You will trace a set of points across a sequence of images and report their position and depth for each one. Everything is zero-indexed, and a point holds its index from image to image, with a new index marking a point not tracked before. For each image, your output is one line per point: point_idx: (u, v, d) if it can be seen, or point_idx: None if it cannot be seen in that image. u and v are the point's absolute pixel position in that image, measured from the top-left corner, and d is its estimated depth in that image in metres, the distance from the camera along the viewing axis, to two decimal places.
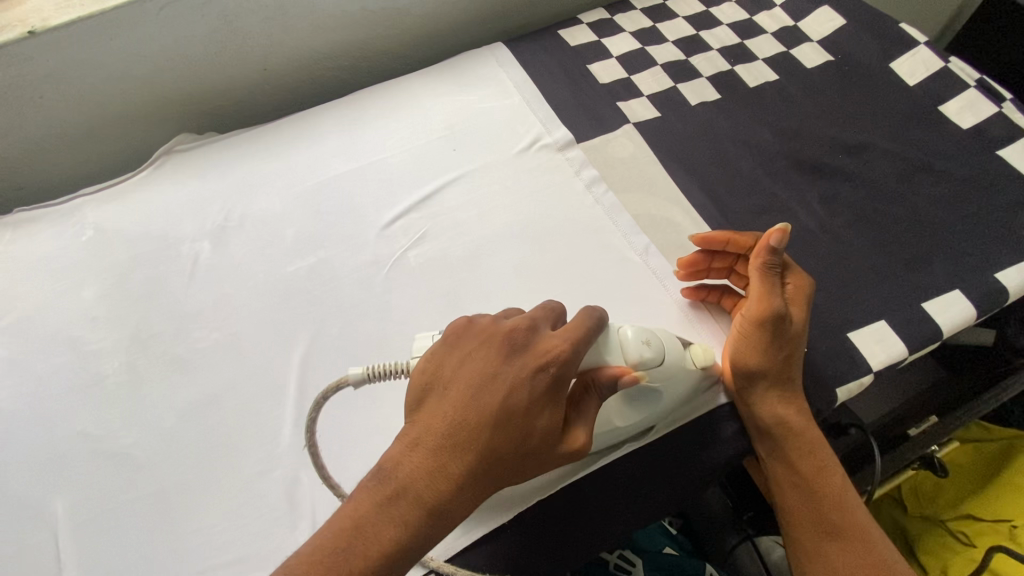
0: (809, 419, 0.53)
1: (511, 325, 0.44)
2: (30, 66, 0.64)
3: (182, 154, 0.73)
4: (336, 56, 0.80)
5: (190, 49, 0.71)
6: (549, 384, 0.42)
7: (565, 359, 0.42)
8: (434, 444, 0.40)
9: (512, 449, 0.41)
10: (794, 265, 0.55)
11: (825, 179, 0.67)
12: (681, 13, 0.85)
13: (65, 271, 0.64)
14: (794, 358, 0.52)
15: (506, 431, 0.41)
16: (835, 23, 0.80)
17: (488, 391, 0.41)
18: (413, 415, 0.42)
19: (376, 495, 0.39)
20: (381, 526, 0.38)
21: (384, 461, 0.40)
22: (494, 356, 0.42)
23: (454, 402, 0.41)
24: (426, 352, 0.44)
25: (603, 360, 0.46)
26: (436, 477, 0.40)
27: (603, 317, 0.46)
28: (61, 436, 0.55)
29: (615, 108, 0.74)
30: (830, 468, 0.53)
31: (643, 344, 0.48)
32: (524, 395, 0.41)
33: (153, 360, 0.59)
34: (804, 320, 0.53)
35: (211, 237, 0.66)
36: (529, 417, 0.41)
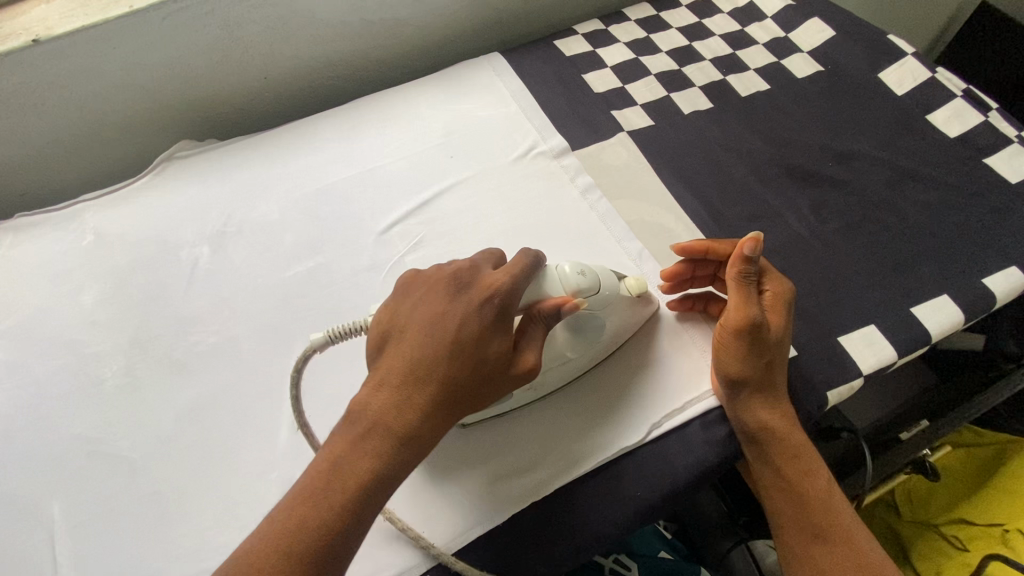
0: (795, 421, 0.54)
1: (453, 268, 0.48)
2: (34, 74, 0.65)
3: (183, 160, 0.74)
4: (336, 65, 0.81)
5: (192, 58, 0.72)
6: (494, 312, 0.46)
7: (504, 288, 0.47)
8: (398, 381, 0.43)
9: (471, 376, 0.44)
10: (771, 271, 0.56)
11: (816, 187, 0.68)
12: (674, 24, 0.86)
13: (66, 276, 0.65)
14: (774, 364, 0.53)
15: (462, 359, 0.44)
16: (825, 35, 0.82)
17: (439, 325, 0.45)
18: (375, 361, 0.45)
19: (348, 434, 0.42)
20: (355, 460, 0.41)
21: (354, 404, 0.43)
22: (441, 295, 0.46)
23: (411, 342, 0.45)
24: (381, 307, 0.48)
25: (545, 294, 0.50)
26: (403, 409, 0.42)
27: (541, 258, 0.51)
28: (59, 438, 0.55)
29: (610, 117, 0.76)
30: (818, 471, 0.54)
31: (579, 275, 0.51)
32: (473, 326, 0.45)
33: (152, 363, 0.59)
34: (784, 327, 0.53)
35: (211, 242, 0.67)
36: (481, 344, 0.45)
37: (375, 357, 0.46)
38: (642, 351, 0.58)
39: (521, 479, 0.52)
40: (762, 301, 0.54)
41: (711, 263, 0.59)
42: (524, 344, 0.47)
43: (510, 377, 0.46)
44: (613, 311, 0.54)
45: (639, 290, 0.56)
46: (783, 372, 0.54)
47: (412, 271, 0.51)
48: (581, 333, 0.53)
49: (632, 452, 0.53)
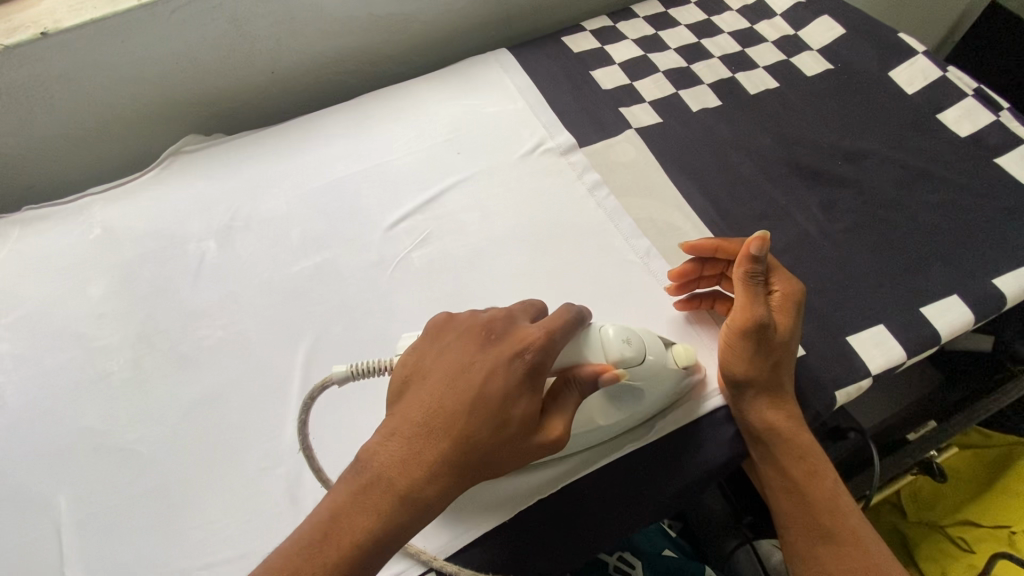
0: (801, 421, 0.53)
1: (488, 317, 0.47)
2: (42, 67, 0.65)
3: (190, 154, 0.74)
4: (344, 60, 0.81)
5: (199, 51, 0.72)
6: (522, 370, 0.44)
7: (539, 345, 0.45)
8: (410, 433, 0.42)
9: (485, 438, 0.42)
10: (782, 271, 0.55)
11: (825, 185, 0.68)
12: (683, 20, 0.86)
13: (74, 269, 0.65)
14: (782, 365, 0.52)
15: (479, 421, 0.42)
16: (835, 32, 0.81)
17: (462, 379, 0.44)
18: (392, 406, 0.45)
19: (352, 485, 0.42)
20: (354, 515, 0.41)
21: (363, 451, 0.43)
22: (470, 346, 0.45)
23: (429, 393, 0.44)
24: (410, 347, 0.48)
25: (584, 357, 0.48)
26: (411, 466, 0.41)
27: (589, 319, 0.49)
28: (67, 431, 0.55)
29: (618, 114, 0.75)
30: (824, 470, 0.53)
31: (624, 343, 0.49)
32: (497, 384, 0.43)
33: (159, 357, 0.59)
34: (792, 329, 0.53)
35: (218, 236, 0.67)
36: (502, 405, 0.43)
37: (393, 400, 0.45)
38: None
39: (523, 486, 0.51)
40: (771, 303, 0.54)
41: (721, 262, 0.59)
42: (551, 407, 0.46)
43: (530, 439, 0.44)
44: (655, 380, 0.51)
45: (685, 361, 0.52)
46: (790, 377, 0.54)
47: (446, 312, 0.50)
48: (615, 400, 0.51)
49: (639, 449, 0.53)
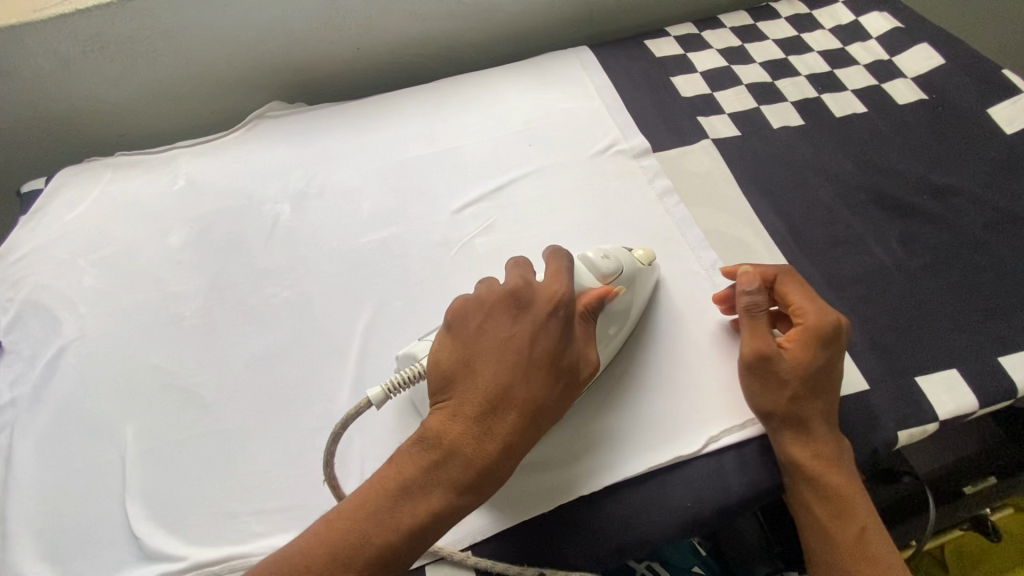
0: (835, 458, 0.51)
1: (512, 287, 0.49)
2: (150, 22, 0.70)
3: (274, 120, 0.77)
4: (427, 43, 0.83)
5: (295, 23, 0.74)
6: (560, 328, 0.47)
7: (567, 301, 0.48)
8: (474, 410, 0.45)
9: (548, 395, 0.46)
10: (804, 298, 0.53)
11: (908, 218, 0.65)
12: (772, 35, 0.84)
13: (157, 215, 0.69)
14: (805, 398, 0.51)
15: (537, 381, 0.46)
16: (933, 62, 0.77)
17: (513, 350, 0.46)
18: (438, 393, 0.46)
19: (422, 463, 0.44)
20: (433, 490, 0.43)
21: (426, 431, 0.45)
22: (506, 319, 0.48)
23: (482, 369, 0.46)
24: (439, 337, 0.48)
25: (583, 284, 0.52)
26: (482, 439, 0.44)
27: (566, 250, 0.53)
28: (137, 367, 0.58)
29: (695, 123, 0.74)
30: (856, 512, 0.50)
31: (603, 258, 0.54)
32: (543, 345, 0.47)
33: (228, 309, 0.62)
34: (813, 360, 0.51)
35: (293, 201, 0.69)
36: (555, 363, 0.47)
37: (438, 387, 0.46)
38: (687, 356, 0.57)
39: (555, 485, 0.51)
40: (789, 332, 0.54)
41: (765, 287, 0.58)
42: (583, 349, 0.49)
43: (577, 387, 0.48)
44: (634, 287, 0.56)
45: (649, 260, 0.58)
46: (828, 409, 0.52)
47: (462, 294, 0.51)
48: (611, 311, 0.54)
49: (686, 463, 0.52)
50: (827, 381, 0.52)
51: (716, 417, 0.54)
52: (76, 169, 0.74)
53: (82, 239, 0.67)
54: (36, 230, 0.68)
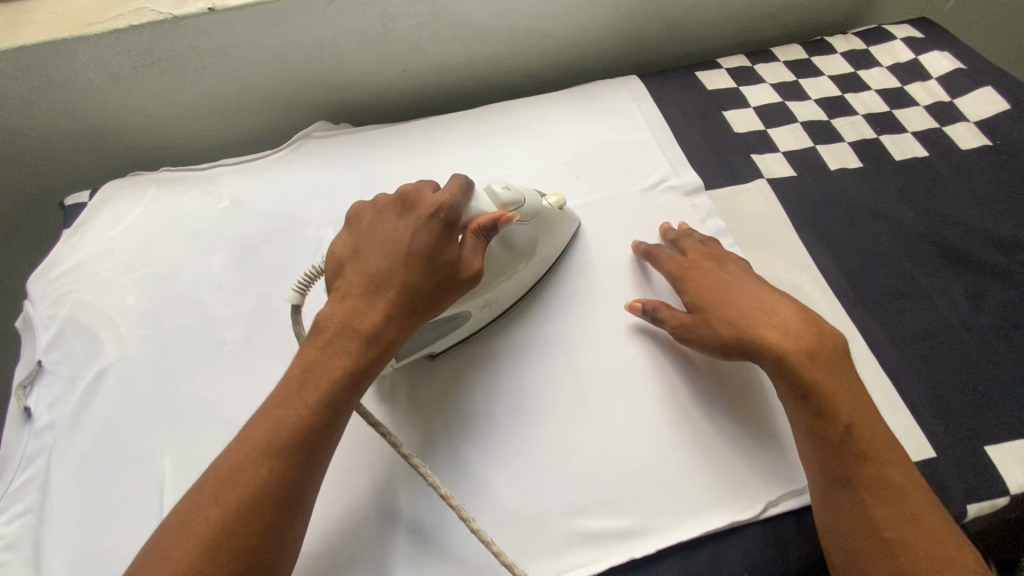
0: (814, 348, 0.51)
1: (399, 192, 0.54)
2: (201, 40, 0.69)
3: (318, 141, 0.77)
4: (473, 68, 0.82)
5: (345, 42, 0.73)
6: (440, 224, 0.51)
7: (447, 202, 0.52)
8: (360, 292, 0.49)
9: (427, 281, 0.50)
10: (668, 256, 0.61)
11: (974, 272, 0.62)
12: (828, 71, 0.82)
13: (200, 235, 0.68)
14: (726, 312, 0.55)
15: (416, 270, 0.50)
16: (999, 106, 0.74)
17: (394, 244, 0.51)
18: (334, 284, 0.51)
19: (319, 344, 0.48)
20: (326, 364, 0.47)
21: (319, 318, 0.49)
22: (391, 218, 0.53)
23: (367, 259, 0.50)
24: (336, 237, 0.53)
25: (476, 211, 0.54)
26: (367, 315, 0.48)
27: (469, 177, 0.55)
28: (178, 394, 0.57)
29: (749, 161, 0.72)
30: (839, 406, 0.49)
31: (505, 190, 0.56)
32: (421, 239, 0.51)
33: (269, 337, 0.60)
34: (706, 283, 0.57)
35: (337, 226, 0.68)
36: (433, 255, 0.50)
37: (332, 280, 0.51)
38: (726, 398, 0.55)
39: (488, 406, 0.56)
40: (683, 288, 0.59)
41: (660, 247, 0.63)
42: (464, 247, 0.52)
43: (463, 281, 0.51)
44: (541, 231, 0.60)
45: (559, 204, 0.62)
46: (756, 310, 0.54)
47: (360, 203, 0.56)
48: (516, 246, 0.57)
49: (745, 526, 0.50)
50: (734, 296, 0.56)
51: (722, 398, 0.55)
52: (120, 183, 0.73)
53: (123, 257, 0.66)
54: (79, 245, 0.68)
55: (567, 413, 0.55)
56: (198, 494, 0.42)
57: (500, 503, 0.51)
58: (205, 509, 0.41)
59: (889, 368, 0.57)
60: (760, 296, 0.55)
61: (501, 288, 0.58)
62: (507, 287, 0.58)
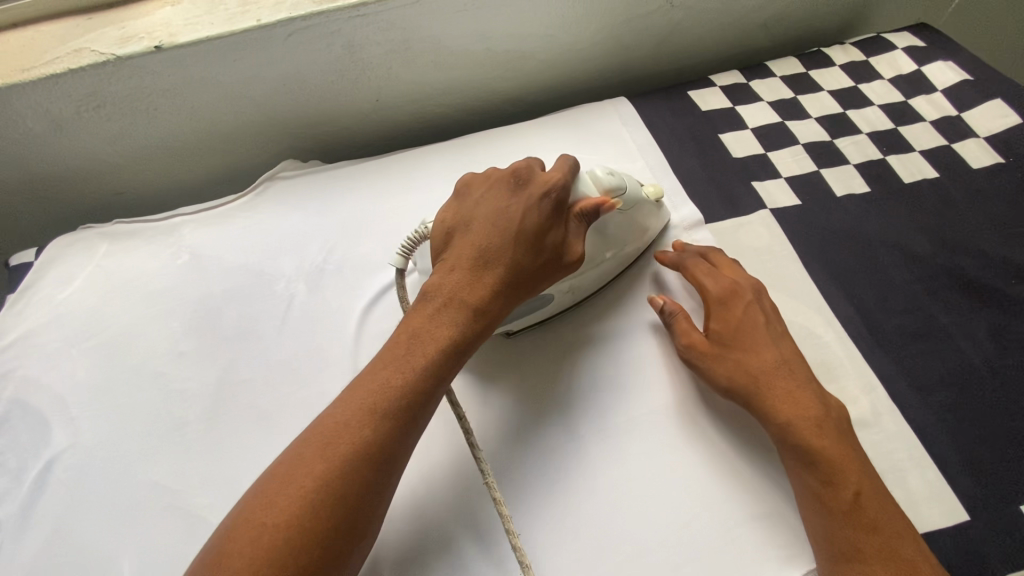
0: (822, 419, 0.47)
1: (513, 167, 0.53)
2: (150, 79, 0.63)
3: (286, 181, 0.71)
4: (452, 95, 0.76)
5: (311, 75, 0.68)
6: (551, 200, 0.51)
7: (560, 183, 0.51)
8: (469, 263, 0.49)
9: (533, 260, 0.49)
10: (702, 275, 0.57)
11: (995, 306, 0.58)
12: (827, 86, 0.77)
13: (159, 295, 0.62)
14: (752, 351, 0.51)
15: (524, 247, 0.49)
16: (1010, 120, 0.70)
17: (504, 218, 0.50)
18: (441, 251, 0.51)
19: (428, 312, 0.48)
20: (434, 333, 0.46)
21: (429, 286, 0.49)
22: (503, 191, 0.52)
23: (477, 229, 0.50)
24: (444, 205, 0.54)
25: (581, 193, 0.53)
26: (474, 287, 0.48)
27: (575, 159, 0.55)
28: (136, 483, 0.51)
29: (750, 189, 0.68)
30: (846, 472, 0.45)
31: (608, 176, 0.55)
32: (532, 216, 0.50)
33: (237, 410, 0.55)
34: (740, 318, 0.53)
35: (309, 279, 0.63)
36: (541, 233, 0.50)
37: (441, 247, 0.51)
38: (744, 458, 0.50)
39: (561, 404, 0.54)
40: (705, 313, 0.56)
41: (698, 260, 0.59)
42: (569, 224, 0.51)
43: (564, 264, 0.50)
44: (635, 222, 0.58)
45: (657, 197, 0.61)
46: (776, 366, 0.50)
47: (470, 173, 0.56)
48: (609, 236, 0.56)
49: None
50: (760, 338, 0.52)
51: (757, 439, 0.51)
52: (70, 239, 0.67)
53: (75, 325, 0.60)
54: (25, 313, 0.62)
55: (599, 457, 0.51)
56: (304, 444, 0.41)
57: (538, 550, 0.47)
58: (308, 460, 0.40)
59: (912, 419, 0.52)
60: (785, 353, 0.51)
61: (589, 274, 0.56)
62: (593, 274, 0.57)
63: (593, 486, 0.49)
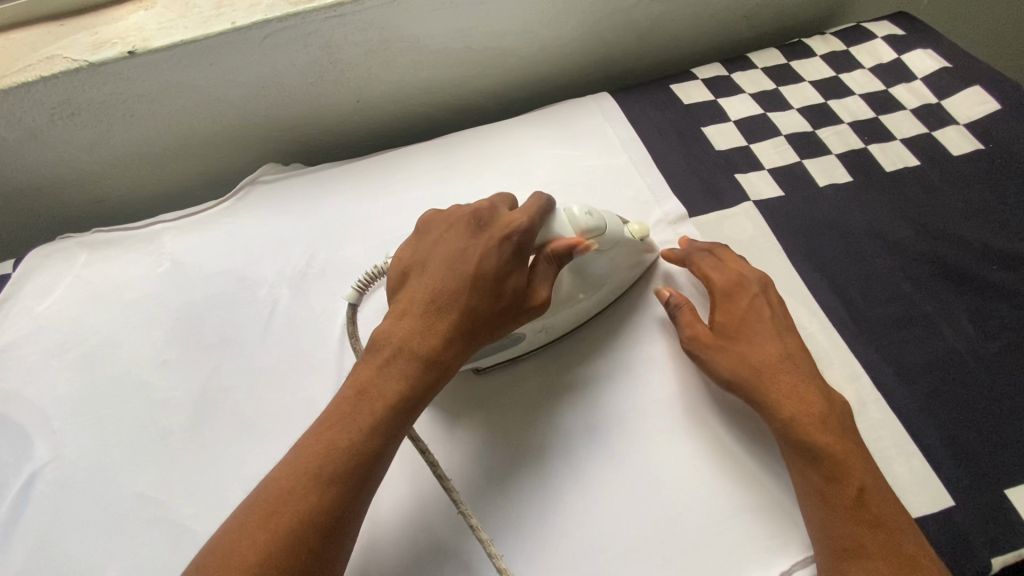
0: (826, 416, 0.47)
1: (475, 208, 0.52)
2: (124, 85, 0.62)
3: (268, 185, 0.70)
4: (433, 94, 0.76)
5: (288, 77, 0.67)
6: (511, 250, 0.49)
7: (522, 226, 0.50)
8: (421, 312, 0.48)
9: (488, 306, 0.48)
10: (711, 269, 0.57)
11: (977, 292, 0.58)
12: (808, 77, 0.78)
13: (140, 304, 0.61)
14: (758, 345, 0.51)
15: (480, 294, 0.48)
16: (989, 106, 0.71)
17: (460, 263, 0.49)
18: (395, 297, 0.51)
19: (378, 363, 0.47)
20: (383, 386, 0.45)
21: (380, 335, 0.48)
22: (462, 234, 0.51)
23: (432, 276, 0.49)
24: (402, 246, 0.53)
25: (554, 235, 0.52)
26: (427, 338, 0.47)
27: (552, 198, 0.53)
28: (121, 495, 0.51)
29: (733, 182, 0.68)
30: (851, 468, 0.45)
31: (586, 216, 0.53)
32: (489, 261, 0.49)
33: (222, 418, 0.54)
34: (746, 311, 0.54)
35: (292, 283, 0.62)
36: (498, 279, 0.49)
37: (393, 295, 0.51)
38: (743, 455, 0.50)
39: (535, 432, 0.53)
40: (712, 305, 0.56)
41: (705, 253, 0.59)
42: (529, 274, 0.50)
43: (523, 310, 0.49)
44: (617, 262, 0.57)
45: (642, 236, 0.58)
46: (781, 360, 0.51)
47: (432, 212, 0.55)
48: (587, 275, 0.55)
49: None
50: (764, 333, 0.52)
51: (744, 433, 0.51)
52: (48, 249, 0.66)
53: (55, 336, 0.60)
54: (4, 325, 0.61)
55: (592, 463, 0.51)
56: (248, 512, 0.41)
57: (533, 558, 0.47)
58: (250, 533, 0.39)
59: (897, 407, 0.53)
60: (790, 346, 0.52)
61: (560, 315, 0.55)
62: (568, 315, 0.56)
63: (594, 492, 0.49)
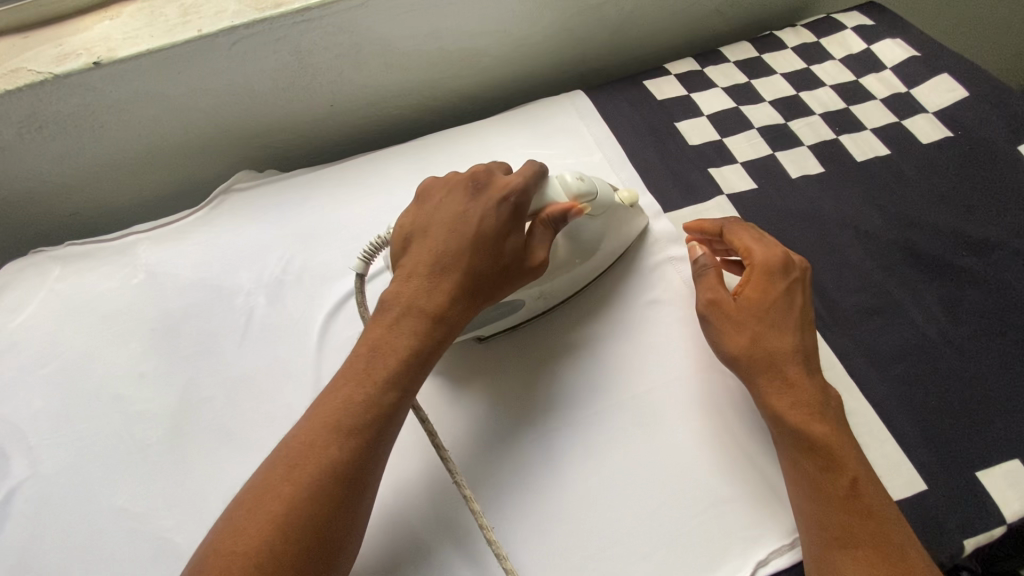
0: (822, 407, 0.48)
1: (471, 172, 0.53)
2: (91, 96, 0.61)
3: (242, 193, 0.70)
4: (406, 96, 0.75)
5: (259, 83, 0.67)
6: (509, 209, 0.51)
7: (517, 186, 0.51)
8: (426, 270, 0.49)
9: (491, 265, 0.49)
10: (754, 246, 0.54)
11: (947, 278, 0.59)
12: (780, 69, 0.78)
13: (115, 317, 0.61)
14: (783, 333, 0.50)
15: (482, 253, 0.49)
16: (956, 94, 0.72)
17: (461, 223, 0.50)
18: (399, 259, 0.51)
19: (385, 322, 0.48)
20: (394, 343, 0.47)
21: (387, 295, 0.49)
22: (461, 196, 0.52)
23: (432, 237, 0.50)
24: (404, 212, 0.53)
25: (546, 199, 0.52)
26: (434, 295, 0.48)
27: (543, 165, 0.54)
28: (99, 509, 0.51)
29: (707, 176, 0.68)
30: (842, 459, 0.46)
31: (579, 182, 0.54)
32: (490, 220, 0.50)
33: (200, 428, 0.54)
34: (778, 295, 0.51)
35: (268, 290, 0.62)
36: (498, 238, 0.50)
37: (399, 257, 0.51)
38: (729, 448, 0.50)
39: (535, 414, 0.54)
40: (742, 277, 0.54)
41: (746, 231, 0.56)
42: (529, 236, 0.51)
43: (524, 269, 0.51)
44: (610, 227, 0.58)
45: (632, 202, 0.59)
46: (794, 352, 0.50)
47: (431, 177, 0.56)
48: (582, 240, 0.56)
49: None
50: (784, 319, 0.51)
51: (721, 425, 0.52)
52: (21, 264, 0.65)
53: (29, 352, 0.59)
54: None
55: (580, 459, 0.51)
56: (272, 461, 0.42)
57: (524, 543, 0.48)
58: (275, 484, 0.40)
59: (870, 394, 0.53)
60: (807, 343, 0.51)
61: (557, 280, 0.56)
62: (567, 278, 0.57)
63: (583, 489, 0.49)
